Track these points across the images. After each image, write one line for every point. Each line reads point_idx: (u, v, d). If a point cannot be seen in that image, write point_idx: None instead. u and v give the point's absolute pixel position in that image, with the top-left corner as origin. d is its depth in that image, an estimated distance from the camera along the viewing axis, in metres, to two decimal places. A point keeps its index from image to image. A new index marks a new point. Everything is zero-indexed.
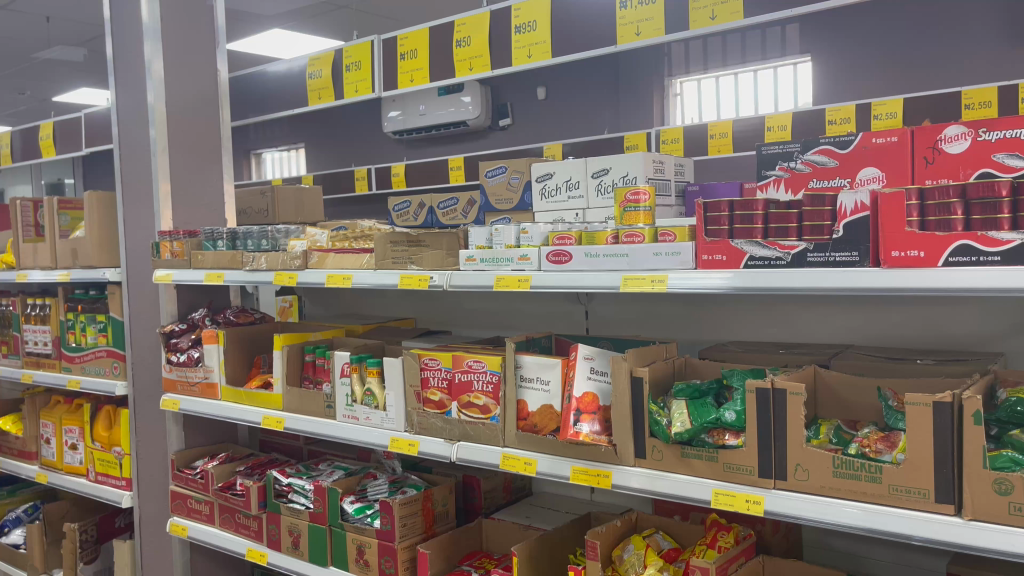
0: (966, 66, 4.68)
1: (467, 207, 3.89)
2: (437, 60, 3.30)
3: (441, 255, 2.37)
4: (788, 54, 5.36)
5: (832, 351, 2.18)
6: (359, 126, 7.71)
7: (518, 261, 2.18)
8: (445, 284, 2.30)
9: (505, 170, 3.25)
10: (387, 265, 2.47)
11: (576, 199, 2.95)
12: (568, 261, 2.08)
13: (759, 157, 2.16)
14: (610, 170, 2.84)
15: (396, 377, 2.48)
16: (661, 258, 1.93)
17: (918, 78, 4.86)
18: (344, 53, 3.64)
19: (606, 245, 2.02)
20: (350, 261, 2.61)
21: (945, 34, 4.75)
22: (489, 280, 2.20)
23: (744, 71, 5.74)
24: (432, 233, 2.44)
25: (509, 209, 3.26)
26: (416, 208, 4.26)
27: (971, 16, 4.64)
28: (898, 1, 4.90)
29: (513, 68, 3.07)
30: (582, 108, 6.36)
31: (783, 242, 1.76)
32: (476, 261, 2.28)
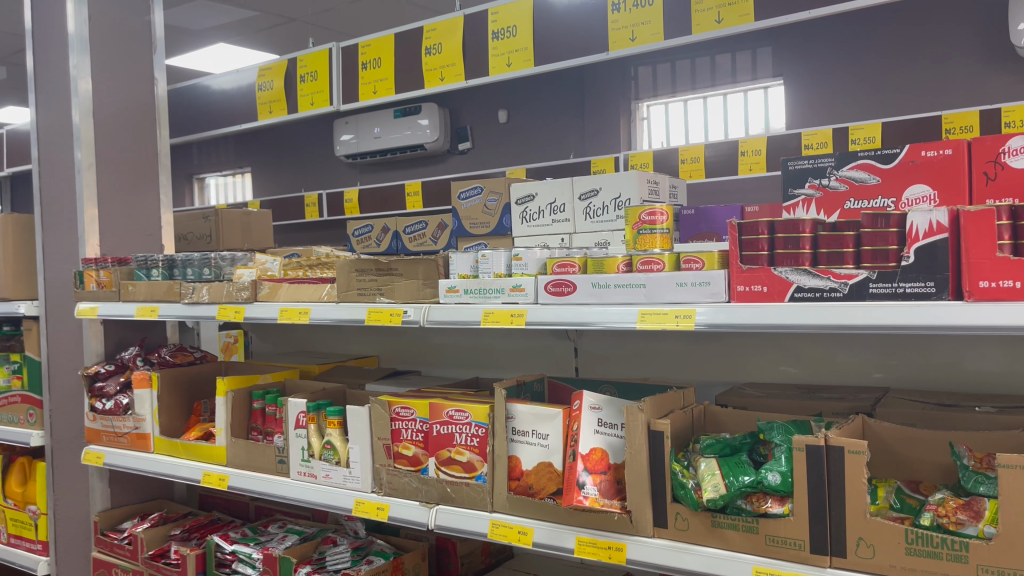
0: (945, 90, 4.54)
1: (438, 231, 3.58)
2: (404, 69, 3.00)
3: (417, 285, 2.02)
4: (760, 78, 5.13)
5: (870, 397, 1.88)
6: (308, 150, 7.32)
7: (511, 292, 1.86)
8: (422, 320, 1.96)
9: (479, 191, 2.93)
10: (353, 297, 2.12)
11: (562, 222, 2.65)
12: (571, 292, 1.77)
13: (785, 173, 1.88)
14: (601, 191, 2.55)
15: (362, 429, 2.12)
16: (685, 290, 1.63)
17: (895, 103, 4.69)
18: (297, 61, 3.26)
19: (617, 274, 1.71)
20: (307, 292, 2.24)
21: (922, 58, 4.61)
22: (476, 315, 1.87)
23: (713, 95, 5.50)
24: (405, 259, 2.03)
25: (485, 233, 2.93)
26: (380, 234, 3.90)
27: (949, 39, 4.52)
28: (874, 23, 4.75)
29: (490, 78, 2.78)
30: (547, 130, 6.01)
31: (838, 270, 1.47)
32: (459, 293, 1.95)
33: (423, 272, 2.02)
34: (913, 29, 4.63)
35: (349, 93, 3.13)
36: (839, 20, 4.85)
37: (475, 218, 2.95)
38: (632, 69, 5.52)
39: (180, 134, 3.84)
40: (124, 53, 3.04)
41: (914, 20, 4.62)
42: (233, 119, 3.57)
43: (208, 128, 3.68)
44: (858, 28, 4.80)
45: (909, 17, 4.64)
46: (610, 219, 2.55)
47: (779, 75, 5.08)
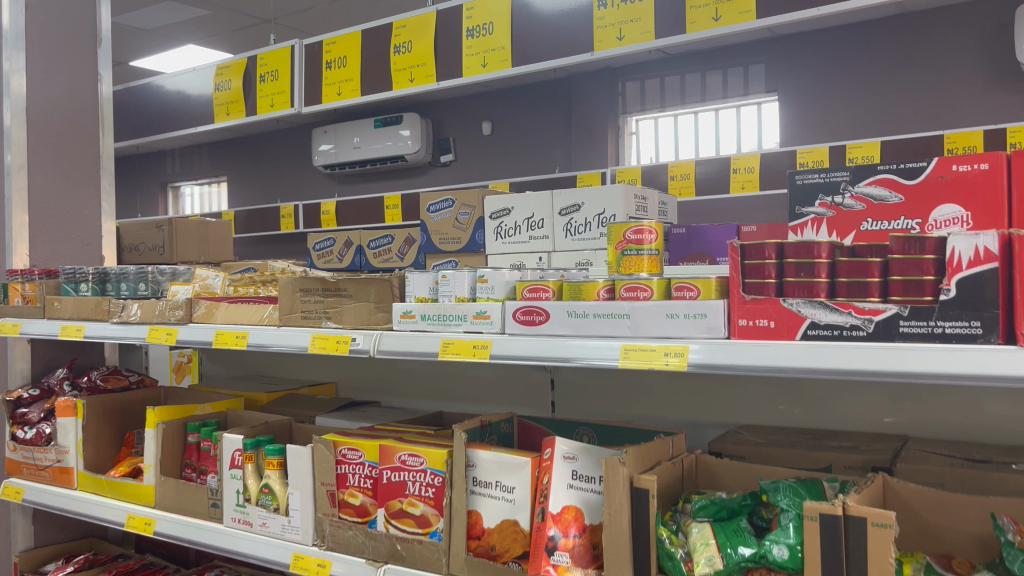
0: (947, 109, 4.33)
1: (405, 245, 3.33)
2: (372, 69, 2.75)
3: (368, 309, 1.76)
4: (753, 94, 4.89)
5: (888, 449, 1.62)
6: (283, 160, 7.05)
7: (474, 320, 1.60)
8: (372, 350, 1.69)
9: (450, 204, 2.67)
10: (296, 321, 1.86)
11: (540, 240, 2.39)
12: (543, 321, 1.51)
13: (792, 189, 1.63)
14: (584, 206, 2.30)
15: (303, 472, 1.85)
16: (677, 324, 1.37)
17: (894, 121, 4.48)
18: (257, 59, 2.99)
19: (597, 302, 1.46)
20: (249, 314, 1.98)
21: (924, 73, 4.41)
22: (434, 346, 1.61)
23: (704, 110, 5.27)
24: (356, 279, 1.78)
25: (456, 250, 2.67)
26: (342, 248, 3.63)
27: (952, 56, 4.32)
28: (870, 37, 4.55)
29: (464, 80, 2.55)
30: (531, 143, 5.76)
31: (862, 304, 1.22)
32: (415, 318, 1.68)
33: (376, 294, 1.75)
34: (913, 43, 4.42)
35: (312, 95, 2.87)
36: (835, 34, 4.64)
37: (445, 233, 2.69)
38: (620, 83, 5.29)
39: (130, 138, 3.55)
40: (65, 47, 2.77)
41: (915, 35, 4.41)
42: (188, 122, 3.30)
43: (160, 132, 3.40)
44: (856, 42, 4.58)
45: (909, 31, 4.44)
46: (593, 237, 2.30)
47: (773, 91, 4.85)
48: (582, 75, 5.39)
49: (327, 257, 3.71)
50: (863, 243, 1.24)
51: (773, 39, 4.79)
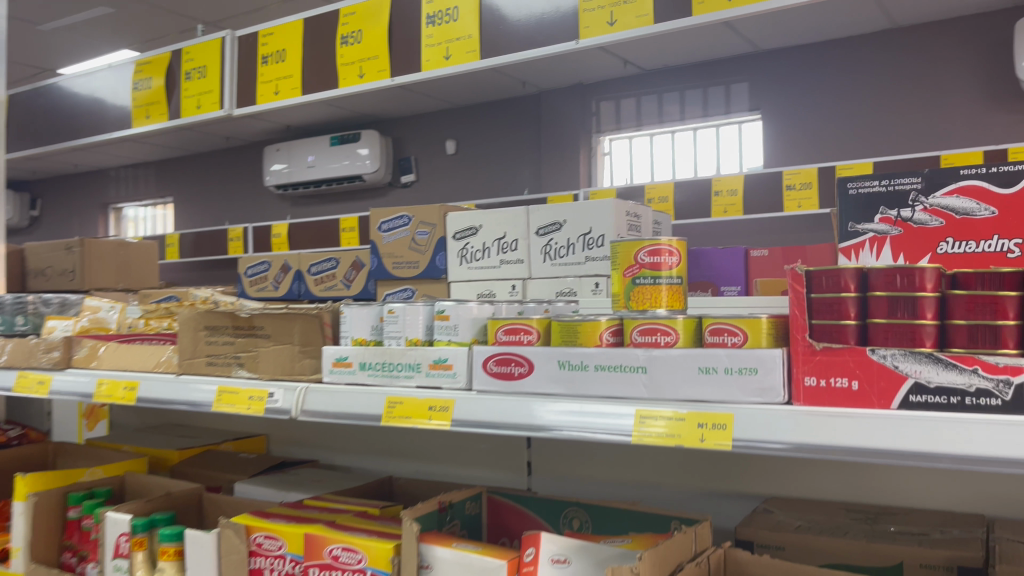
0: (942, 129, 3.92)
1: (351, 271, 2.91)
2: (316, 64, 2.33)
3: (290, 354, 1.33)
4: (733, 112, 4.44)
5: (973, 540, 1.22)
6: (232, 180, 6.57)
7: (431, 371, 1.19)
8: (294, 410, 1.28)
9: (405, 221, 2.23)
10: (201, 368, 1.44)
11: (513, 265, 2.00)
12: (524, 374, 1.10)
13: (843, 203, 1.25)
14: (566, 224, 1.92)
15: (205, 565, 1.42)
16: (714, 382, 0.98)
17: (887, 143, 4.05)
18: (182, 54, 2.57)
19: (598, 349, 1.05)
20: (142, 358, 1.55)
21: (919, 94, 3.99)
22: (376, 407, 1.20)
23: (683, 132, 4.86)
24: (276, 314, 1.36)
25: (413, 277, 2.25)
26: (279, 273, 3.21)
27: (945, 69, 3.90)
28: (857, 44, 4.10)
29: (423, 75, 2.13)
30: (499, 163, 5.32)
31: (992, 360, 0.84)
32: (353, 368, 1.27)
33: (300, 334, 1.34)
34: (907, 60, 3.99)
35: (246, 95, 2.43)
36: (825, 50, 4.19)
37: (399, 256, 2.25)
38: (594, 102, 4.80)
39: (36, 145, 3.09)
40: None
41: (909, 51, 3.97)
42: (93, 127, 2.83)
43: (65, 138, 2.91)
44: (848, 58, 4.13)
45: (904, 48, 4.00)
46: (577, 261, 1.91)
47: (756, 109, 4.41)
48: (549, 91, 4.91)
49: (264, 284, 3.25)
50: (970, 270, 0.89)
51: (757, 54, 4.34)
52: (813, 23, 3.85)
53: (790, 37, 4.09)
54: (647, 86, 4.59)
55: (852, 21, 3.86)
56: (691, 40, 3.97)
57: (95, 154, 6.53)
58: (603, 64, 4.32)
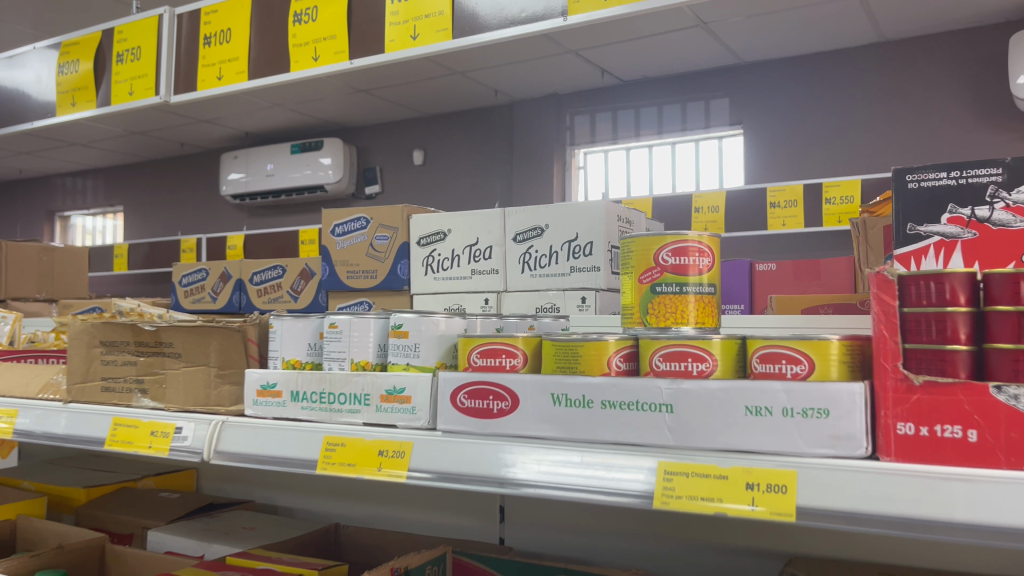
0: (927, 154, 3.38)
1: (299, 281, 2.63)
2: (267, 46, 2.03)
3: (204, 379, 1.05)
4: (713, 127, 3.85)
5: None
6: (185, 188, 6.14)
7: (383, 406, 0.91)
8: (204, 452, 0.99)
9: (361, 224, 1.94)
10: (93, 395, 1.14)
11: (486, 276, 1.73)
12: (505, 412, 0.83)
13: (901, 199, 0.97)
14: (547, 230, 1.66)
15: None
16: (764, 427, 0.72)
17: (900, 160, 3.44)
18: (113, 34, 2.28)
19: (607, 379, 0.78)
20: (27, 381, 1.24)
21: (933, 107, 3.39)
22: (310, 450, 0.93)
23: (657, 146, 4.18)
24: (186, 328, 1.07)
25: (370, 290, 1.96)
26: (217, 282, 2.91)
27: (937, 80, 3.37)
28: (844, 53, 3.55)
29: (385, 57, 1.84)
30: (464, 176, 4.63)
31: None
32: (283, 399, 0.98)
33: (217, 353, 1.05)
34: (914, 72, 3.43)
35: (184, 81, 2.13)
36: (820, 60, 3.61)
37: (354, 264, 1.96)
38: (568, 115, 4.25)
39: None
40: None
41: (917, 61, 3.41)
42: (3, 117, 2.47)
43: None
44: (838, 71, 3.58)
45: (914, 53, 3.42)
46: (560, 272, 1.64)
47: (737, 123, 3.81)
48: (520, 100, 4.35)
49: (200, 295, 2.95)
50: None
51: (741, 64, 3.77)
52: (799, 32, 3.34)
53: (784, 46, 3.53)
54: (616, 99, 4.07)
55: (835, 32, 3.36)
56: (673, 43, 3.48)
57: (40, 158, 6.12)
58: (577, 72, 3.87)
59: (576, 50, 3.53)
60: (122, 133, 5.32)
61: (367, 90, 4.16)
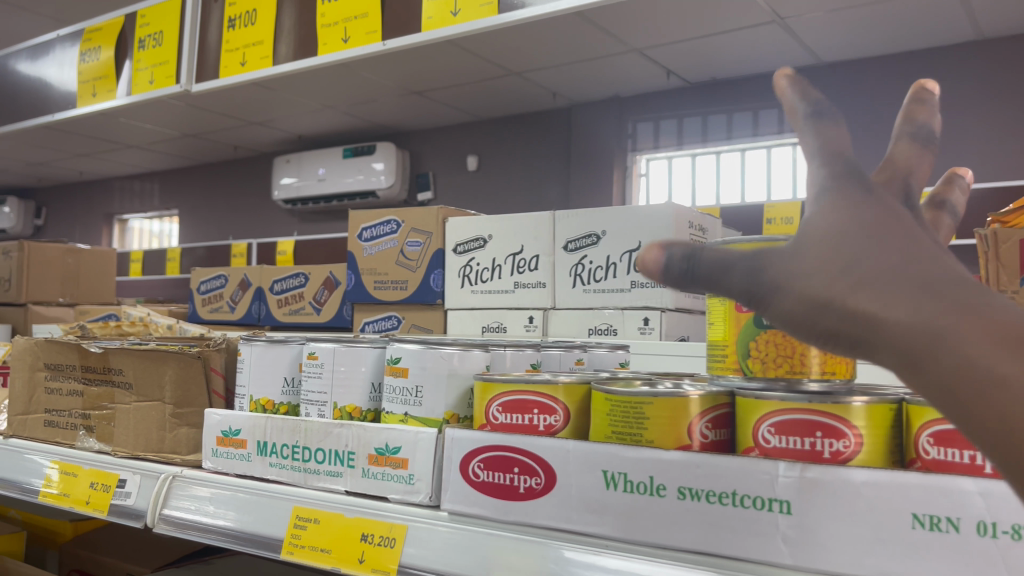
0: None
1: (323, 291, 2.43)
2: (293, 27, 1.81)
3: (157, 420, 0.82)
4: (787, 134, 3.21)
5: None
6: (236, 192, 5.97)
7: (372, 470, 0.67)
8: (148, 516, 0.76)
9: (392, 228, 1.71)
10: (35, 430, 0.92)
11: (531, 290, 1.48)
12: (535, 493, 0.58)
13: None
14: (604, 237, 1.41)
15: None
16: (945, 550, 0.44)
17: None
18: (136, 18, 2.11)
19: (686, 460, 0.52)
20: None
21: None
22: (274, 525, 0.69)
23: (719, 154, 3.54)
24: (137, 354, 0.84)
25: (399, 303, 1.73)
26: (237, 291, 2.72)
27: None
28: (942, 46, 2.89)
29: (420, 38, 1.61)
30: (524, 182, 4.25)
31: None
32: (248, 452, 0.74)
33: (173, 387, 0.82)
34: None
35: (206, 68, 1.94)
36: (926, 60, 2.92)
37: (382, 273, 1.73)
38: (630, 121, 3.63)
39: None
40: None
41: None
42: (28, 110, 2.33)
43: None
44: (933, 70, 2.91)
45: None
46: (619, 288, 1.39)
47: None
48: (579, 104, 3.76)
49: (218, 304, 2.76)
50: None
51: (826, 63, 3.10)
52: (896, 28, 2.73)
53: (884, 43, 2.86)
54: (677, 104, 3.48)
55: (929, 28, 2.72)
56: (746, 43, 2.91)
57: (97, 161, 6.08)
58: (641, 73, 3.29)
59: (640, 48, 2.99)
60: (174, 135, 5.21)
61: (422, 92, 3.84)
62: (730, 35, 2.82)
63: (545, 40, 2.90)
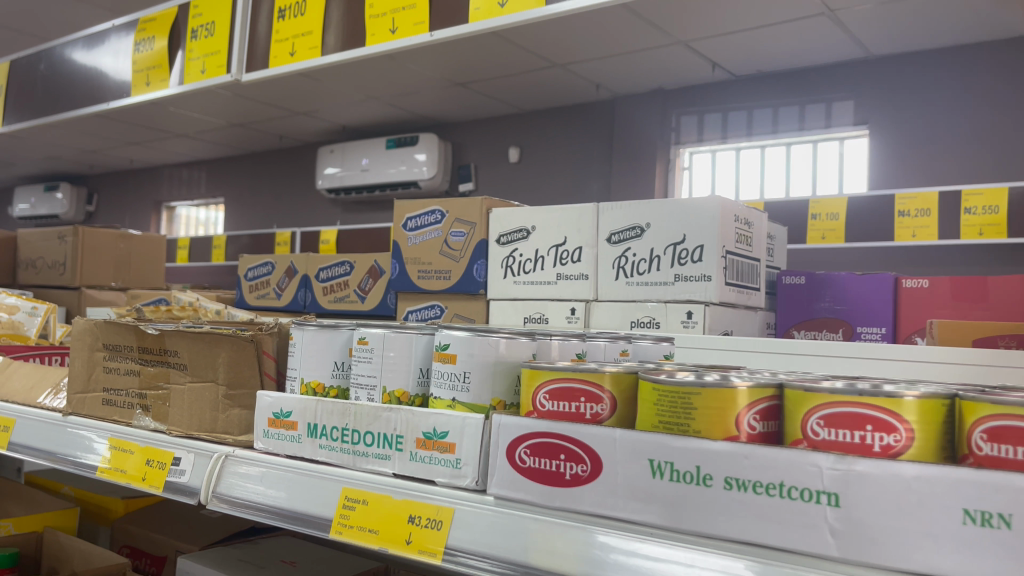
0: None
1: (368, 279, 2.47)
2: (341, 18, 1.83)
3: (209, 400, 0.84)
4: (834, 128, 3.14)
5: None
6: (281, 182, 6.04)
7: (419, 453, 0.68)
8: (202, 493, 0.78)
9: (436, 218, 1.72)
10: (93, 408, 0.95)
11: (574, 281, 1.49)
12: (581, 479, 0.58)
13: None
14: (648, 230, 1.40)
15: None
16: (996, 546, 0.44)
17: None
18: (188, 9, 2.15)
19: (736, 452, 0.52)
20: (34, 387, 1.08)
21: None
22: (324, 506, 0.70)
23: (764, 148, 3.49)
24: (193, 336, 0.87)
25: (442, 293, 1.74)
26: (283, 278, 2.76)
27: None
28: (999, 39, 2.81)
29: (467, 29, 1.62)
30: (565, 174, 4.24)
31: None
32: (299, 433, 0.76)
33: (227, 368, 0.84)
34: None
35: (256, 59, 1.98)
36: (980, 54, 2.85)
37: (426, 262, 1.74)
38: (673, 114, 3.59)
39: (22, 122, 2.64)
40: None
41: None
42: (84, 99, 2.39)
43: (55, 112, 2.50)
44: (989, 64, 2.83)
45: None
46: (663, 280, 1.38)
47: (863, 123, 3.08)
48: (622, 96, 3.73)
49: (265, 291, 2.80)
50: None
51: (877, 56, 3.03)
52: (951, 20, 2.65)
53: (937, 34, 2.79)
54: (723, 96, 3.43)
55: (987, 20, 2.65)
56: (792, 36, 2.87)
57: (146, 149, 6.21)
58: (685, 66, 3.26)
59: (686, 40, 2.97)
60: (221, 125, 5.30)
61: (464, 83, 3.85)
62: (779, 26, 2.77)
63: (589, 31, 2.90)
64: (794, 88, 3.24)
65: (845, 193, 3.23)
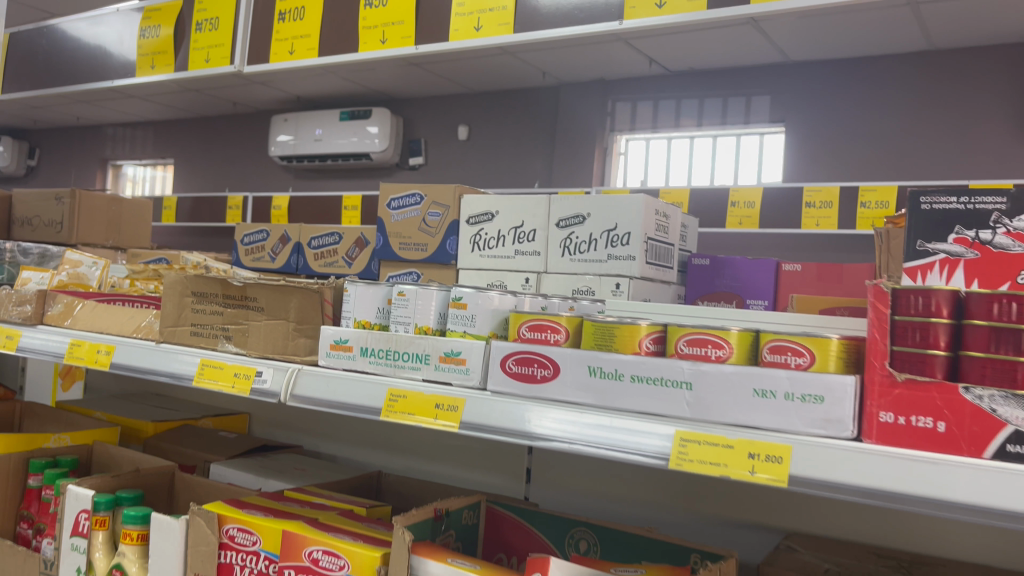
0: (961, 165, 3.13)
1: (355, 248, 2.81)
2: (337, 25, 2.16)
3: (283, 331, 1.20)
4: (752, 122, 3.58)
5: None
6: (235, 146, 6.22)
7: (441, 365, 1.06)
8: (282, 394, 1.14)
9: (415, 200, 2.08)
10: (182, 337, 1.30)
11: (528, 256, 1.85)
12: (547, 378, 0.97)
13: (910, 218, 0.92)
14: (589, 218, 1.79)
15: (168, 552, 1.28)
16: (769, 405, 0.84)
17: (957, 173, 3.13)
18: (194, 4, 2.43)
19: (638, 359, 0.92)
20: (117, 321, 1.42)
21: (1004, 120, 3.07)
22: (375, 399, 1.07)
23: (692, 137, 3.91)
24: (272, 285, 1.23)
25: (419, 261, 2.10)
26: (277, 244, 3.09)
27: (975, 87, 3.13)
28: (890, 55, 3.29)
29: (448, 46, 1.97)
30: (512, 152, 4.59)
31: None
32: (354, 353, 1.13)
33: (297, 310, 1.21)
34: (969, 78, 3.14)
35: (258, 54, 2.28)
36: (874, 66, 3.33)
37: (406, 237, 2.11)
38: (609, 101, 3.97)
39: (18, 90, 2.87)
40: None
41: (979, 67, 3.12)
42: (84, 74, 2.64)
43: (54, 84, 2.74)
44: (882, 76, 3.31)
45: (991, 59, 3.11)
46: (598, 258, 1.78)
47: (777, 120, 3.53)
48: (566, 84, 4.10)
49: (260, 254, 3.14)
50: None
51: (790, 63, 3.48)
52: (851, 35, 3.10)
53: (839, 47, 3.25)
54: (658, 88, 3.83)
55: (881, 38, 3.12)
56: (718, 39, 3.28)
57: (98, 108, 6.28)
58: (624, 59, 3.64)
59: (625, 38, 3.35)
60: (180, 89, 5.45)
61: (419, 63, 4.15)
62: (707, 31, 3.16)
63: None
64: (719, 85, 3.66)
65: (761, 181, 3.68)
